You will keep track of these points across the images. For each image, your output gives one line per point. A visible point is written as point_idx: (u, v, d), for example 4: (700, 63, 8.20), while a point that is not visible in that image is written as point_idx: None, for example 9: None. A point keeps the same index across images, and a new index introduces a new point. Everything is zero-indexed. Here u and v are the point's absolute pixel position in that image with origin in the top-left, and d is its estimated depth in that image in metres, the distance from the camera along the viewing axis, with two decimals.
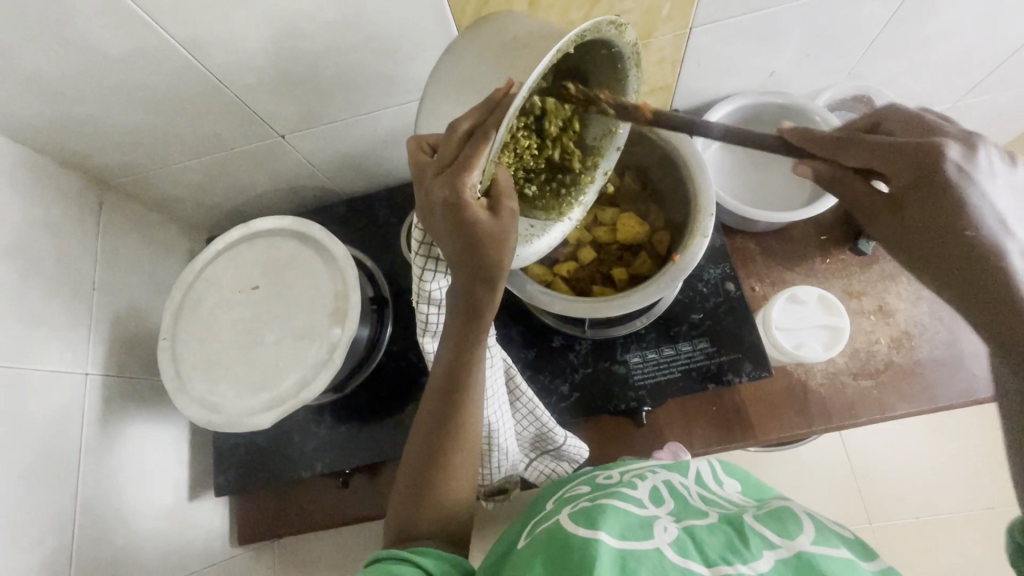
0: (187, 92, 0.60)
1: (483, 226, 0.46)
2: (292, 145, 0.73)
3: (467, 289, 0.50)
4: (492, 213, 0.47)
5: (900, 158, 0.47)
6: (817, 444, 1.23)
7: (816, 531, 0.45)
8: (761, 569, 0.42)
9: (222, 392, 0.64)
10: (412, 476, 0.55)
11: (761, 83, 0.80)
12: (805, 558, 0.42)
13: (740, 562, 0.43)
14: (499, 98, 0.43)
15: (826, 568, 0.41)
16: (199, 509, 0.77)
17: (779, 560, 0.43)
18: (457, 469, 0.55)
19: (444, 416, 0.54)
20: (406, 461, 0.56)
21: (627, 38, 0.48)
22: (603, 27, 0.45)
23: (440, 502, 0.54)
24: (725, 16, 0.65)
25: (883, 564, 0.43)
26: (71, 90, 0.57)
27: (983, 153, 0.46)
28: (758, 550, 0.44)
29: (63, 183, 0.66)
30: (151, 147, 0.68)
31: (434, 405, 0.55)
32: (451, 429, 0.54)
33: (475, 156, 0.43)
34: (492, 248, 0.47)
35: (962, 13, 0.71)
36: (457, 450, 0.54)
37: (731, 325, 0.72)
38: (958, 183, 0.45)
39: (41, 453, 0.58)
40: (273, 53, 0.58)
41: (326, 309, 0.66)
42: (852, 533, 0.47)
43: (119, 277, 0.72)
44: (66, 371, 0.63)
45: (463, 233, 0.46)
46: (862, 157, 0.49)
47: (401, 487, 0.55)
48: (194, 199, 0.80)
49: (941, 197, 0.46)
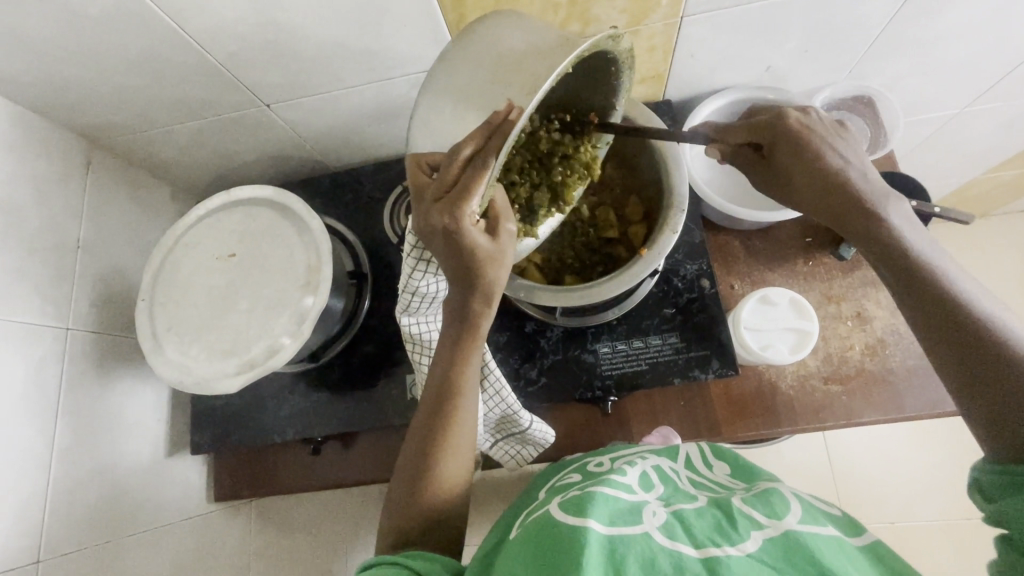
0: (169, 56, 0.61)
1: (483, 248, 0.47)
2: (277, 115, 0.73)
3: (465, 302, 0.52)
4: (491, 234, 0.48)
5: (761, 131, 0.57)
6: (796, 445, 1.23)
7: (803, 511, 0.44)
8: (750, 550, 0.41)
9: (194, 355, 0.66)
10: (408, 478, 0.55)
11: (756, 77, 0.79)
12: (793, 537, 0.41)
13: (728, 545, 0.41)
14: (498, 124, 0.43)
15: (813, 546, 0.40)
16: (175, 465, 0.80)
17: (766, 540, 0.41)
18: (453, 467, 0.56)
19: (438, 413, 0.56)
20: (402, 463, 0.57)
21: (622, 47, 0.48)
22: (603, 40, 0.45)
23: (436, 503, 0.55)
24: (717, 7, 0.64)
25: (869, 539, 0.42)
26: (53, 48, 0.57)
27: (814, 115, 0.57)
28: (746, 532, 0.42)
29: (49, 140, 0.67)
30: (137, 109, 0.68)
31: (430, 401, 0.56)
32: (444, 428, 0.55)
33: (475, 183, 0.44)
34: (490, 266, 0.49)
35: (968, 15, 0.68)
36: (450, 451, 0.56)
37: (702, 322, 0.72)
38: (808, 138, 0.55)
39: (18, 401, 0.60)
40: (253, 21, 0.57)
41: (299, 281, 0.67)
42: (839, 509, 0.47)
43: (105, 236, 0.74)
44: (47, 325, 0.65)
45: (463, 257, 0.47)
46: (746, 134, 0.58)
47: (398, 486, 0.56)
48: (182, 163, 0.81)
49: (802, 152, 0.54)
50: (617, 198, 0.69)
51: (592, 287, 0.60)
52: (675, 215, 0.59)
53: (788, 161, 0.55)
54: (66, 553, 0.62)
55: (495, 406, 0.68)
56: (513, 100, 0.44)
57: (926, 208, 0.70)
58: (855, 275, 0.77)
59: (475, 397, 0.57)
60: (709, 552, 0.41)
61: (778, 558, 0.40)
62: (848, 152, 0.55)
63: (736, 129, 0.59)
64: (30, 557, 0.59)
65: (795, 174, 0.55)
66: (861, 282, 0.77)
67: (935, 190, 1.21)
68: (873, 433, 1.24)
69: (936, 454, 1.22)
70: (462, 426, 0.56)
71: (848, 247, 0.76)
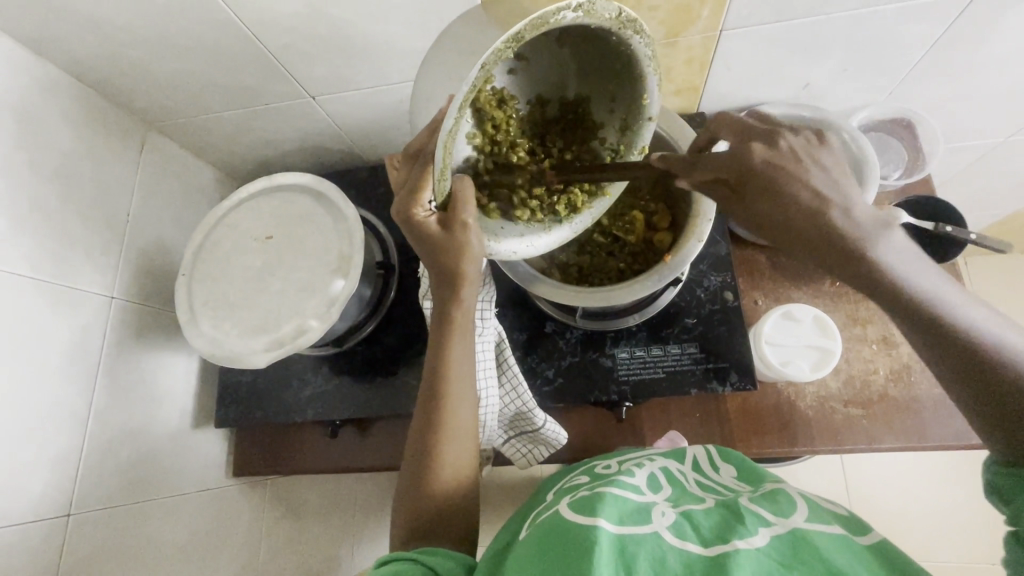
0: (226, 45, 0.64)
1: (438, 240, 0.50)
2: (320, 107, 0.76)
3: (442, 293, 0.56)
4: (446, 228, 0.50)
5: (722, 163, 0.51)
6: (813, 472, 1.21)
7: (809, 509, 0.45)
8: (757, 544, 0.41)
9: (226, 330, 0.69)
10: (413, 475, 0.57)
11: (793, 94, 0.79)
12: (800, 533, 0.41)
13: (738, 540, 0.42)
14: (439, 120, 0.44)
15: (819, 543, 0.40)
16: (199, 437, 0.83)
17: (774, 537, 0.42)
18: (452, 463, 0.56)
19: (433, 405, 0.57)
20: (407, 463, 0.58)
21: (604, 12, 0.43)
22: (552, 11, 0.40)
23: (442, 496, 0.56)
24: (757, 22, 0.64)
25: (876, 539, 0.42)
26: (123, 34, 0.62)
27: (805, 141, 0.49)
28: (753, 527, 0.43)
29: (110, 119, 0.72)
30: (191, 95, 0.72)
31: (429, 394, 0.58)
32: (442, 419, 0.57)
33: (421, 176, 0.48)
34: (453, 258, 0.51)
35: (1016, 41, 0.67)
36: (447, 444, 0.56)
37: (723, 334, 0.72)
38: (785, 171, 0.47)
39: (64, 360, 0.64)
40: (306, 15, 0.60)
41: (330, 266, 0.69)
42: (845, 509, 0.47)
43: (152, 213, 0.78)
44: (93, 292, 0.68)
45: (425, 247, 0.52)
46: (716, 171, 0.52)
47: (404, 482, 0.57)
48: (228, 148, 0.85)
49: (777, 190, 0.47)
50: (647, 202, 0.69)
51: (599, 292, 0.61)
52: (702, 224, 0.59)
53: (761, 201, 0.48)
54: (94, 510, 0.65)
55: (510, 401, 0.70)
56: (452, 93, 0.43)
57: (962, 235, 0.70)
58: None
59: (469, 389, 0.59)
60: (717, 550, 0.41)
61: (786, 553, 0.40)
62: (827, 184, 0.46)
63: (712, 161, 0.52)
64: (62, 509, 0.62)
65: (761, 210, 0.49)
66: None
67: (976, 221, 1.18)
68: (899, 466, 1.20)
69: (961, 493, 1.18)
70: (459, 419, 0.57)
71: None
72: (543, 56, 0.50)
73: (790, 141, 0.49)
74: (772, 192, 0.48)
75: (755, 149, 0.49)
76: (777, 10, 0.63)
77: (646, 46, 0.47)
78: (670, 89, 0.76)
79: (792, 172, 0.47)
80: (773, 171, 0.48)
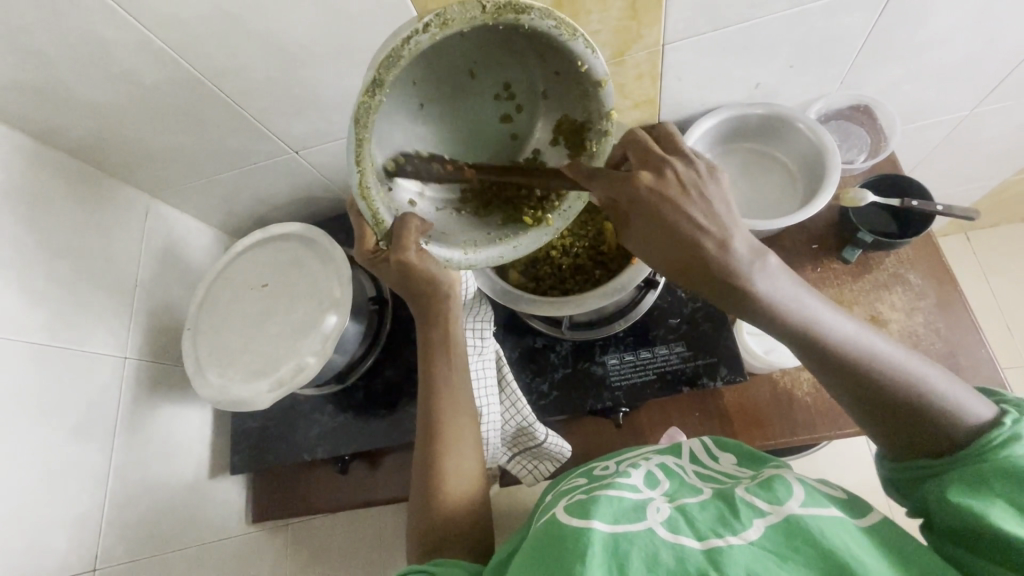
0: (211, 113, 0.70)
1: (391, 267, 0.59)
2: (304, 160, 0.82)
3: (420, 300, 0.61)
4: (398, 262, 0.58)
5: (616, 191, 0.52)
6: (841, 465, 1.17)
7: (807, 496, 0.45)
8: (751, 537, 0.42)
9: (229, 376, 0.72)
10: (421, 498, 0.58)
11: (748, 94, 0.81)
12: (795, 523, 0.42)
13: (731, 535, 0.42)
14: None
15: (814, 530, 0.41)
16: (216, 485, 0.85)
17: (769, 528, 0.42)
18: (459, 480, 0.59)
19: (444, 433, 0.60)
20: (416, 487, 0.60)
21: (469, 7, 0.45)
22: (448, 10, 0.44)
23: (457, 501, 0.58)
24: (695, 33, 0.69)
25: (874, 520, 0.43)
26: (116, 116, 0.68)
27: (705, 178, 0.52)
28: (748, 519, 0.44)
29: (115, 193, 0.78)
30: (185, 163, 0.78)
31: (428, 421, 0.61)
32: (452, 436, 0.59)
33: None
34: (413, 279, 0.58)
35: (949, 18, 0.70)
36: (458, 446, 0.59)
37: (708, 331, 0.74)
38: (676, 207, 0.50)
39: (83, 420, 0.68)
40: (279, 79, 0.66)
41: (321, 305, 0.73)
42: (842, 492, 0.47)
43: (158, 276, 0.83)
44: (106, 354, 0.73)
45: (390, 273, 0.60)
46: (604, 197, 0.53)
47: (414, 503, 0.59)
48: (225, 207, 0.91)
49: (657, 217, 0.51)
50: None
51: (571, 299, 0.65)
52: None
53: (640, 226, 0.52)
54: (118, 563, 0.68)
55: (510, 417, 0.72)
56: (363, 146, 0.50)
57: (927, 207, 0.72)
58: (866, 279, 0.77)
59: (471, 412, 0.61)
60: (711, 543, 0.42)
61: (781, 544, 0.41)
62: (718, 211, 0.50)
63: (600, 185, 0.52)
64: (87, 565, 0.65)
65: (645, 237, 0.53)
66: (873, 284, 0.76)
67: (966, 194, 1.18)
68: None
69: None
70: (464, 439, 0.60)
71: (851, 249, 0.76)
72: (473, 51, 0.49)
73: (676, 171, 0.51)
74: (660, 217, 0.51)
75: (641, 177, 0.51)
76: (711, 21, 0.67)
77: (546, 18, 0.46)
78: (628, 104, 0.80)
79: (673, 204, 0.50)
80: (656, 202, 0.50)
